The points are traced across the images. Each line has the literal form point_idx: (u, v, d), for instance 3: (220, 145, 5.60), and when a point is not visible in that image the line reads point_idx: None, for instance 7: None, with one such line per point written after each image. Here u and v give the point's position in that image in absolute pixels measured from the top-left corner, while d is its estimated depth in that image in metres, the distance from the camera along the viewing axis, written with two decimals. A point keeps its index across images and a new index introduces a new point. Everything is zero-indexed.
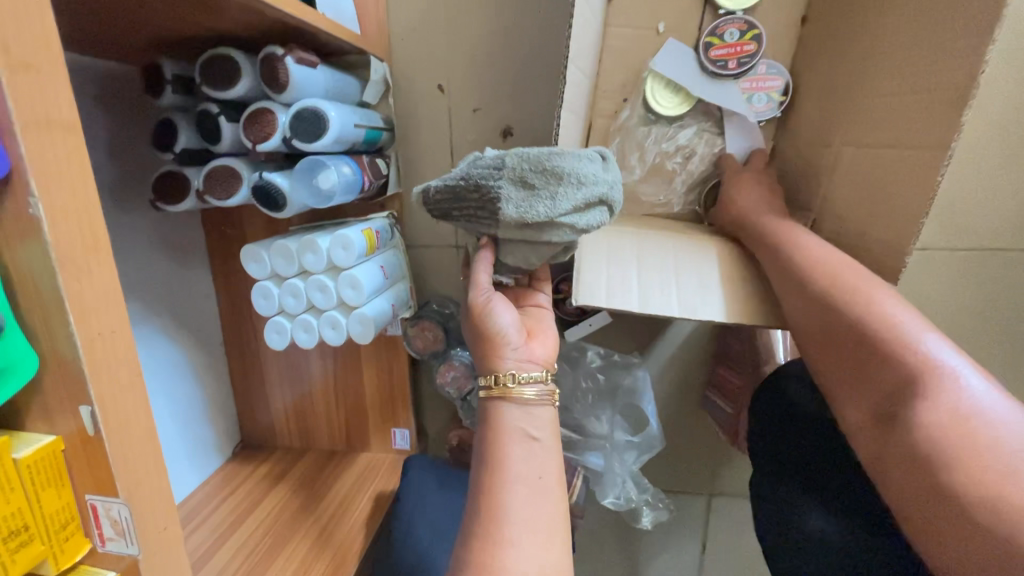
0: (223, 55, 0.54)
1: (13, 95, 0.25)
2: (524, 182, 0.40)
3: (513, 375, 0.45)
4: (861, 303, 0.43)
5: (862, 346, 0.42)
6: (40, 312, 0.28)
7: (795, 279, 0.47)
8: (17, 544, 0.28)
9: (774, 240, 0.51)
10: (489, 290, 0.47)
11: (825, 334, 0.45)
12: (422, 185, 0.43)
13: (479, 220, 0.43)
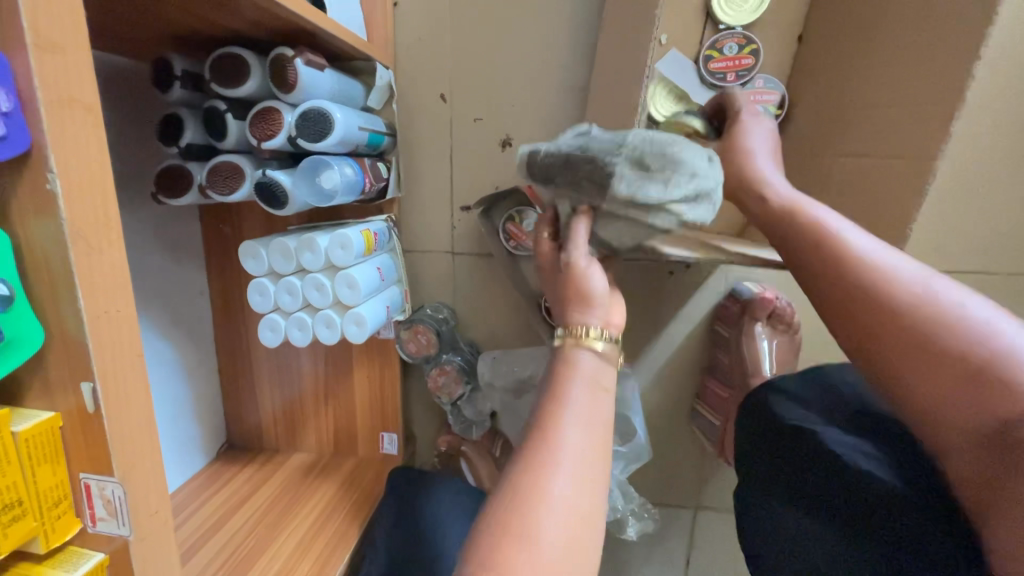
0: (233, 54, 0.55)
1: (40, 73, 0.25)
2: (639, 162, 0.37)
3: (593, 329, 0.39)
4: (908, 288, 0.39)
5: (928, 338, 0.37)
6: (50, 286, 0.28)
7: (831, 267, 0.42)
8: (10, 518, 0.28)
9: (792, 219, 0.45)
10: (583, 251, 0.42)
11: (876, 327, 0.39)
12: (531, 148, 0.44)
13: (582, 191, 0.41)
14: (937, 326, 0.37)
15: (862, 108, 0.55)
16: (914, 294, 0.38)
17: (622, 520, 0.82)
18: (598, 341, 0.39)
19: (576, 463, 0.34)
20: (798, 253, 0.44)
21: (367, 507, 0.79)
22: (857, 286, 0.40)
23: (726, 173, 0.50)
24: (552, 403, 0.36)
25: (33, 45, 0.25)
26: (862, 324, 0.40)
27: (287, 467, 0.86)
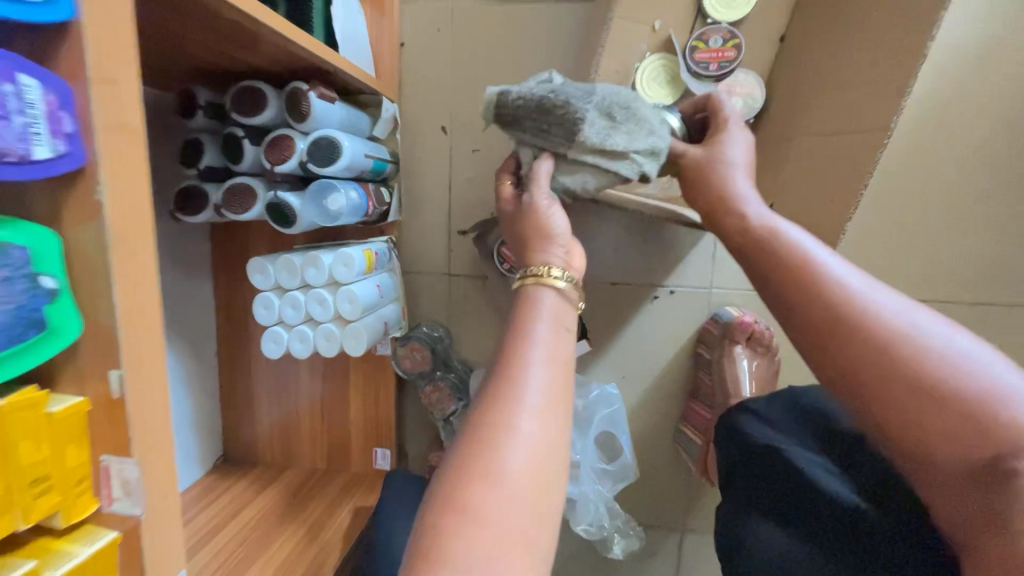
0: (253, 86, 0.61)
1: (99, 102, 0.30)
2: (607, 113, 0.45)
3: (553, 268, 0.43)
4: (907, 333, 0.35)
5: (931, 391, 0.33)
6: (88, 285, 0.32)
7: (819, 310, 0.38)
8: (41, 489, 0.31)
9: (772, 254, 0.41)
10: (547, 193, 0.46)
11: (874, 378, 0.35)
12: (502, 88, 0.46)
13: (550, 134, 0.46)
14: (939, 377, 0.33)
15: (825, 145, 0.60)
16: (912, 340, 0.35)
17: (608, 538, 0.83)
18: (560, 280, 0.43)
19: (541, 395, 0.36)
20: (783, 291, 0.40)
21: (357, 521, 0.80)
22: (851, 333, 0.36)
23: (701, 191, 0.47)
24: (518, 343, 0.39)
25: (94, 79, 0.30)
26: (854, 374, 0.36)
27: (280, 480, 0.87)
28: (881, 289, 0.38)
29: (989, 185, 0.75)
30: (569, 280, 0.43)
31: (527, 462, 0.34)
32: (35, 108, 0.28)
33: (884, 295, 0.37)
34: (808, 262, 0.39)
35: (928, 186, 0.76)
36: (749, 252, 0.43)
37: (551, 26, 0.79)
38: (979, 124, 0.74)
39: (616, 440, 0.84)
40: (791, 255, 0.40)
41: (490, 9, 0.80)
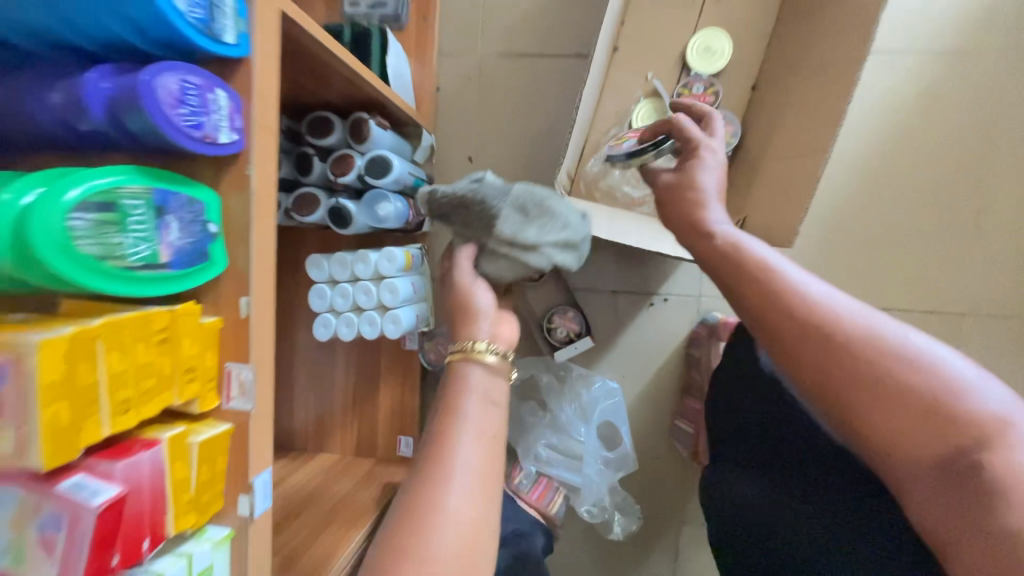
0: (325, 115, 0.76)
1: (258, 108, 0.44)
2: (521, 209, 0.55)
3: (481, 343, 0.46)
4: (865, 334, 0.39)
5: (890, 386, 0.38)
6: (233, 235, 0.45)
7: (787, 320, 0.42)
8: (190, 377, 0.43)
9: (740, 270, 0.46)
10: (472, 276, 0.52)
11: (840, 379, 0.40)
12: (435, 189, 0.57)
13: (472, 226, 0.55)
14: (896, 372, 0.38)
15: (788, 169, 0.74)
16: (870, 340, 0.39)
17: (609, 520, 0.91)
18: (487, 354, 0.46)
19: (469, 469, 0.39)
20: (753, 304, 0.45)
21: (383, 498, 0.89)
22: (817, 338, 0.41)
23: (680, 215, 0.55)
24: (448, 417, 0.42)
25: (257, 93, 0.44)
26: (822, 376, 0.41)
27: (313, 465, 0.97)
28: (841, 296, 0.42)
29: (942, 206, 0.86)
30: (498, 353, 0.46)
31: (457, 544, 0.36)
32: (217, 109, 0.41)
33: (843, 301, 0.42)
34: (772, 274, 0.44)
35: (888, 205, 0.87)
36: (725, 269, 0.48)
37: (563, 76, 0.96)
38: (925, 150, 0.86)
39: (617, 431, 0.93)
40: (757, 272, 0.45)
41: (512, 62, 0.97)
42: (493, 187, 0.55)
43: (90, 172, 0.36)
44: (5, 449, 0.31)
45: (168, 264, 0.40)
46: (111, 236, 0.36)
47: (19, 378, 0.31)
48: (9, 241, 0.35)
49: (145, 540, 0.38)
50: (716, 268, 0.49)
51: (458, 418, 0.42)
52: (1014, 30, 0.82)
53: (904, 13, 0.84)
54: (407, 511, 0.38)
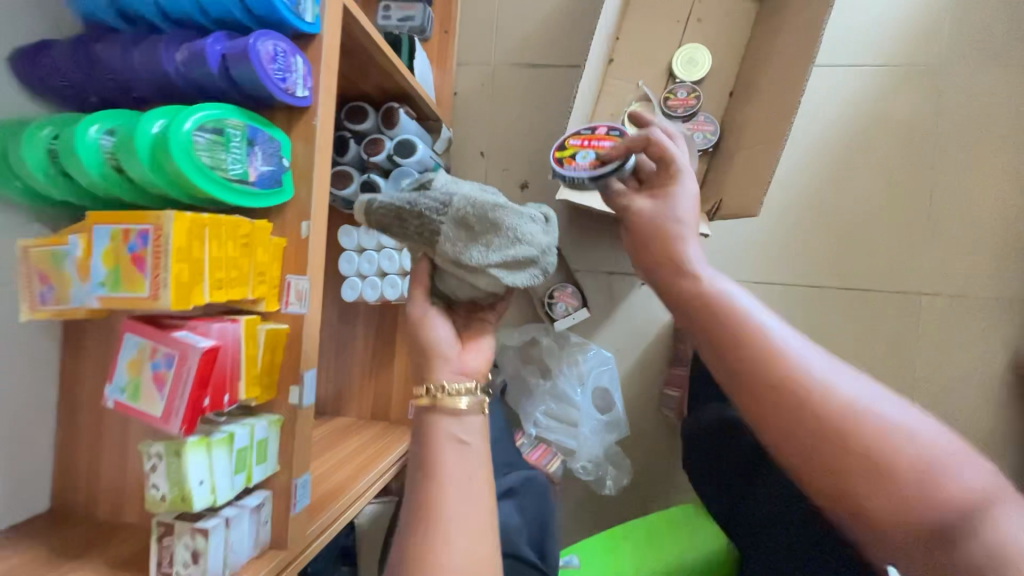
0: (362, 105, 0.90)
1: (324, 73, 0.57)
2: (459, 224, 0.53)
3: (444, 387, 0.53)
4: (836, 392, 0.44)
5: (853, 441, 0.42)
6: (300, 170, 0.57)
7: (765, 372, 0.46)
8: (261, 279, 0.54)
9: (714, 313, 0.50)
10: (426, 307, 0.56)
11: (818, 433, 0.43)
12: (371, 197, 0.56)
13: (416, 240, 0.55)
14: (866, 428, 0.42)
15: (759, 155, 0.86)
16: (833, 392, 0.44)
17: (602, 477, 1.00)
18: (455, 398, 0.53)
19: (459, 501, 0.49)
20: (728, 357, 0.48)
21: (398, 446, 0.93)
22: (791, 395, 0.44)
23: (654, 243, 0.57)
24: (432, 462, 0.51)
25: (325, 61, 0.57)
26: (803, 433, 0.43)
27: (333, 422, 1.02)
28: (811, 352, 0.47)
29: (896, 196, 0.99)
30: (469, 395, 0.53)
31: (465, 556, 0.47)
32: (296, 71, 0.54)
33: (815, 359, 0.46)
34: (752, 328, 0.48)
35: (848, 196, 1.00)
36: (698, 315, 0.51)
37: (565, 85, 1.10)
38: (878, 148, 0.99)
39: (611, 397, 1.01)
40: (732, 321, 0.49)
41: (521, 71, 1.11)
42: (430, 198, 0.54)
43: (206, 105, 0.48)
44: (144, 294, 0.43)
45: (254, 183, 0.52)
46: (218, 153, 0.49)
47: (156, 240, 0.43)
48: (146, 152, 0.47)
49: (226, 394, 0.49)
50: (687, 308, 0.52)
51: (441, 467, 0.50)
52: (949, 47, 0.97)
53: (849, 34, 0.99)
54: (416, 530, 0.48)
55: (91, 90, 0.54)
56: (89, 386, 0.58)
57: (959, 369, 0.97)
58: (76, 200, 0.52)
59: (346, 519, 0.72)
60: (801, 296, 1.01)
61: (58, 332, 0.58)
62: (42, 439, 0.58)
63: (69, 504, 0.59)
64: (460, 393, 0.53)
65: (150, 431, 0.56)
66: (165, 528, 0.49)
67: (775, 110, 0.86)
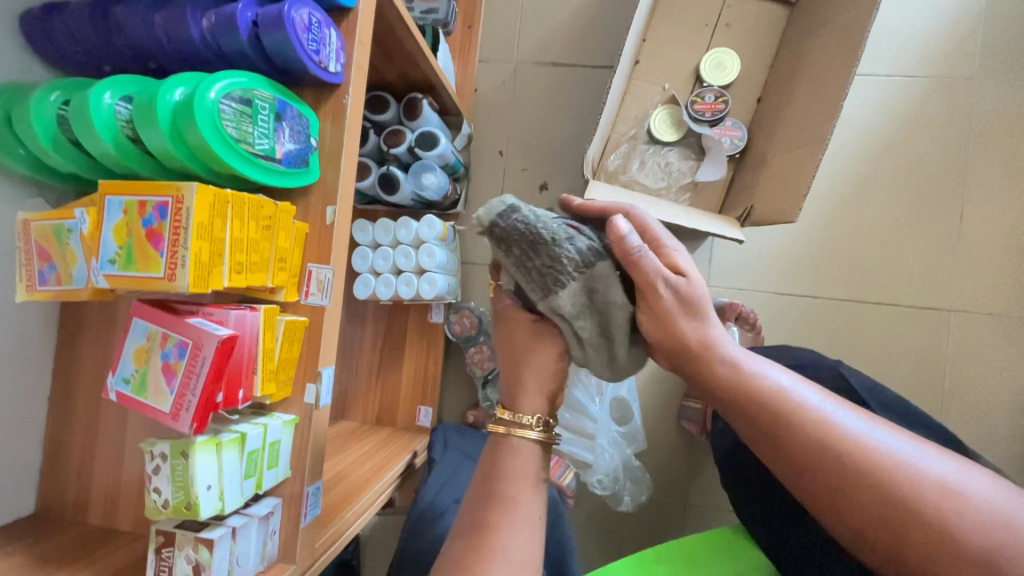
0: (383, 95, 0.86)
1: (358, 50, 0.54)
2: (589, 295, 0.44)
3: (517, 417, 0.49)
4: (923, 476, 0.38)
5: (946, 533, 0.37)
6: (327, 153, 0.53)
7: (847, 473, 0.39)
8: (283, 267, 0.50)
9: (775, 414, 0.42)
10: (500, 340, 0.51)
11: (917, 531, 0.37)
12: (500, 200, 0.44)
13: (531, 279, 0.44)
14: (964, 516, 0.37)
15: (799, 159, 0.83)
16: (921, 481, 0.38)
17: (618, 493, 0.96)
18: (530, 429, 0.48)
19: None
20: (801, 459, 0.40)
21: (406, 454, 0.88)
22: (878, 490, 0.38)
23: (688, 326, 0.44)
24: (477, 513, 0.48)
25: (359, 38, 0.54)
26: (893, 531, 0.38)
27: (336, 427, 0.96)
28: (880, 431, 0.41)
29: (929, 208, 0.95)
30: (539, 427, 0.49)
31: None
32: (330, 45, 0.50)
33: (886, 438, 0.40)
34: (817, 417, 0.41)
35: (880, 205, 0.96)
36: (747, 410, 0.43)
37: (589, 85, 1.07)
38: (910, 159, 0.96)
39: (630, 408, 0.96)
40: (805, 424, 0.41)
41: (544, 70, 1.08)
42: (574, 251, 0.43)
43: (232, 73, 0.44)
44: (160, 273, 0.40)
45: (280, 160, 0.48)
46: (244, 126, 0.45)
47: (175, 214, 0.40)
48: (167, 120, 0.43)
49: (240, 389, 0.45)
50: (732, 401, 0.44)
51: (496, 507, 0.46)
52: (982, 60, 0.95)
53: (882, 44, 0.97)
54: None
55: (106, 57, 0.50)
56: (86, 378, 0.53)
57: (996, 389, 0.92)
58: (83, 171, 0.48)
59: (352, 532, 0.65)
60: (832, 307, 0.97)
61: (55, 318, 0.54)
62: (31, 434, 0.53)
63: (57, 507, 0.54)
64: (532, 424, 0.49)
65: (152, 429, 0.51)
66: (165, 538, 0.44)
67: (816, 113, 0.83)
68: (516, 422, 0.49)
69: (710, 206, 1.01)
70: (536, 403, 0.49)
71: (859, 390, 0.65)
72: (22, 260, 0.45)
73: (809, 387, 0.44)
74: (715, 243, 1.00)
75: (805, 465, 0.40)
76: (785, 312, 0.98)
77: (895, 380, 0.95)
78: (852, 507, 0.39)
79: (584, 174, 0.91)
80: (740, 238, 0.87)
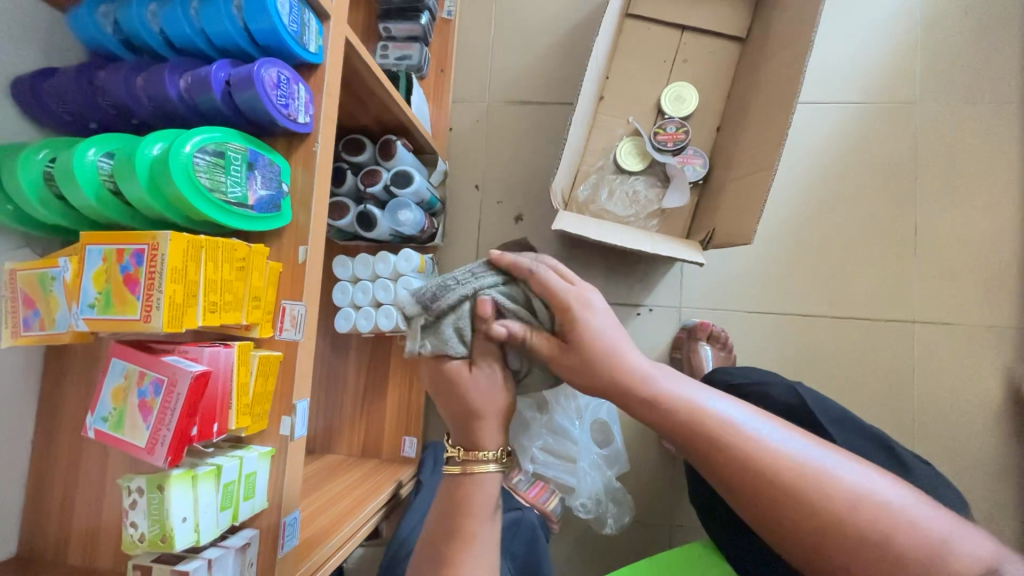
0: (359, 138, 0.91)
1: (327, 103, 0.58)
2: (472, 276, 0.50)
3: (475, 454, 0.51)
4: (836, 484, 0.41)
5: (854, 534, 0.39)
6: (298, 198, 0.56)
7: (768, 487, 0.41)
8: (258, 306, 0.53)
9: (714, 441, 0.43)
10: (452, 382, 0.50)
11: (842, 542, 0.39)
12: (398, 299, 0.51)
13: (424, 295, 0.50)
14: (868, 518, 0.40)
15: (754, 185, 0.88)
16: (831, 488, 0.41)
17: (602, 516, 0.96)
18: (492, 463, 0.51)
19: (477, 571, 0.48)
20: (731, 476, 0.43)
21: (389, 484, 0.89)
22: (802, 509, 0.40)
23: (600, 366, 0.47)
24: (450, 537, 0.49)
25: (327, 93, 0.58)
26: (816, 540, 0.40)
27: (321, 461, 0.96)
28: (795, 447, 0.43)
29: (884, 224, 1.00)
30: (500, 458, 0.51)
31: None
32: (299, 98, 0.55)
33: (813, 452, 0.43)
34: (742, 435, 0.43)
35: (837, 225, 1.01)
36: (680, 429, 0.45)
37: (558, 120, 1.13)
38: (864, 181, 1.01)
39: (610, 430, 0.98)
40: (741, 448, 0.42)
41: (515, 108, 1.14)
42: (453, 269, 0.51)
43: (207, 128, 0.48)
44: (136, 315, 0.43)
45: (252, 207, 0.52)
46: (218, 176, 0.49)
47: (151, 260, 0.43)
48: (145, 175, 0.46)
49: (215, 423, 0.47)
50: (666, 424, 0.45)
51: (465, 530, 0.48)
52: (924, 88, 1.01)
53: (828, 74, 1.04)
54: None
55: (91, 115, 0.54)
56: (69, 418, 0.55)
57: (961, 396, 0.95)
58: (68, 222, 0.51)
59: (330, 568, 0.66)
60: (797, 323, 1.00)
61: (40, 359, 0.56)
62: (15, 473, 0.54)
63: (38, 546, 0.55)
64: (488, 460, 0.51)
65: (132, 465, 0.53)
66: (142, 571, 0.46)
67: (766, 142, 0.88)
68: (478, 459, 0.51)
69: (677, 230, 1.06)
70: (497, 436, 0.52)
71: (816, 404, 0.68)
72: (8, 308, 0.47)
73: (741, 409, 0.46)
74: (684, 266, 1.04)
75: (751, 494, 0.42)
76: (755, 329, 1.01)
77: (864, 392, 0.97)
78: (796, 531, 0.41)
79: (554, 205, 0.95)
80: (702, 261, 0.91)
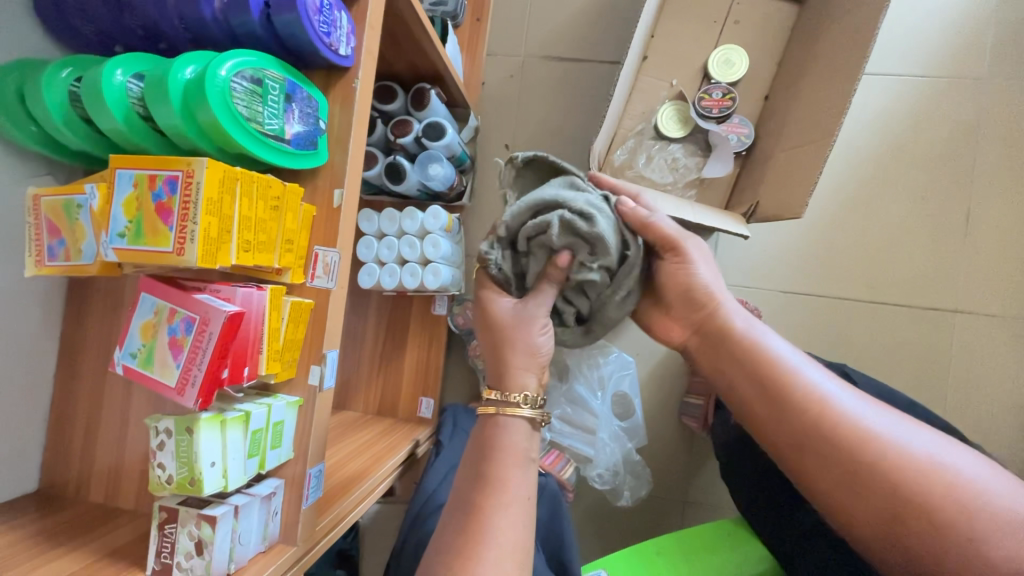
0: (390, 86, 0.87)
1: (368, 37, 0.54)
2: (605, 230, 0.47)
3: (512, 396, 0.50)
4: (912, 453, 0.39)
5: (925, 507, 0.37)
6: (334, 138, 0.53)
7: (835, 444, 0.41)
8: (290, 250, 0.50)
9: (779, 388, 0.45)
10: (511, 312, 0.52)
11: (909, 513, 0.38)
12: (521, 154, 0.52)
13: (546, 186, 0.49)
14: (947, 489, 0.37)
15: (805, 158, 0.83)
16: (908, 454, 0.39)
17: (618, 489, 0.96)
18: (524, 408, 0.50)
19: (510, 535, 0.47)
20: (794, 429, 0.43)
21: (408, 444, 0.88)
22: (868, 474, 0.39)
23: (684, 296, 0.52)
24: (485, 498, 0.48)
25: (369, 24, 0.54)
26: (880, 510, 0.39)
27: (340, 417, 0.96)
28: (861, 403, 0.43)
29: (935, 207, 0.95)
30: (532, 406, 0.50)
31: None
32: (341, 27, 0.50)
33: (892, 422, 0.41)
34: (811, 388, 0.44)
35: (885, 205, 0.96)
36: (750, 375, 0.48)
37: (597, 80, 1.07)
38: (918, 161, 0.96)
39: (631, 403, 0.96)
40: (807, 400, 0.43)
41: (551, 64, 1.08)
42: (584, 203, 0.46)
43: (243, 52, 0.44)
44: (169, 248, 0.41)
45: (289, 141, 0.49)
46: (255, 105, 0.45)
47: (185, 188, 0.40)
48: (179, 99, 0.43)
49: (246, 366, 0.45)
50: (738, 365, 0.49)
51: (503, 489, 0.46)
52: (993, 63, 0.94)
53: (891, 44, 0.97)
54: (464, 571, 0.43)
55: (116, 35, 0.50)
56: (91, 356, 0.54)
57: (998, 392, 0.92)
58: (93, 148, 0.48)
59: (350, 522, 0.65)
60: (833, 305, 0.96)
61: (61, 295, 0.54)
62: (36, 409, 0.53)
63: (59, 483, 0.54)
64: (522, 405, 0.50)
65: (157, 406, 0.51)
66: (168, 514, 0.45)
67: (823, 113, 0.83)
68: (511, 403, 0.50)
69: (715, 203, 1.01)
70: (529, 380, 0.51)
71: None
72: (32, 235, 0.45)
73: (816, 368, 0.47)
74: (719, 240, 1.00)
75: (812, 447, 0.42)
76: (789, 309, 0.97)
77: (897, 380, 0.94)
78: (859, 495, 0.40)
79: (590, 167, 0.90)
80: (745, 234, 0.87)
